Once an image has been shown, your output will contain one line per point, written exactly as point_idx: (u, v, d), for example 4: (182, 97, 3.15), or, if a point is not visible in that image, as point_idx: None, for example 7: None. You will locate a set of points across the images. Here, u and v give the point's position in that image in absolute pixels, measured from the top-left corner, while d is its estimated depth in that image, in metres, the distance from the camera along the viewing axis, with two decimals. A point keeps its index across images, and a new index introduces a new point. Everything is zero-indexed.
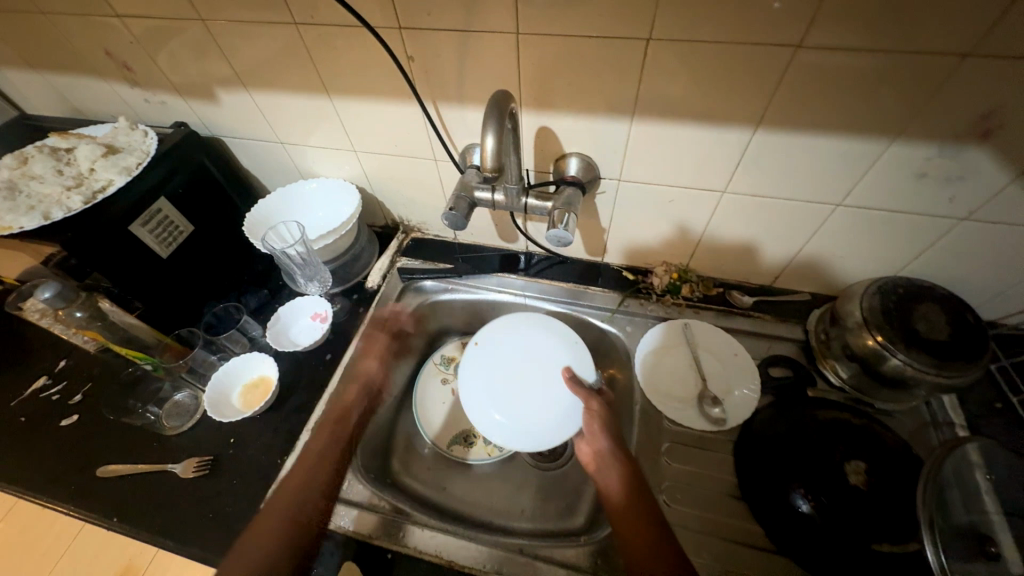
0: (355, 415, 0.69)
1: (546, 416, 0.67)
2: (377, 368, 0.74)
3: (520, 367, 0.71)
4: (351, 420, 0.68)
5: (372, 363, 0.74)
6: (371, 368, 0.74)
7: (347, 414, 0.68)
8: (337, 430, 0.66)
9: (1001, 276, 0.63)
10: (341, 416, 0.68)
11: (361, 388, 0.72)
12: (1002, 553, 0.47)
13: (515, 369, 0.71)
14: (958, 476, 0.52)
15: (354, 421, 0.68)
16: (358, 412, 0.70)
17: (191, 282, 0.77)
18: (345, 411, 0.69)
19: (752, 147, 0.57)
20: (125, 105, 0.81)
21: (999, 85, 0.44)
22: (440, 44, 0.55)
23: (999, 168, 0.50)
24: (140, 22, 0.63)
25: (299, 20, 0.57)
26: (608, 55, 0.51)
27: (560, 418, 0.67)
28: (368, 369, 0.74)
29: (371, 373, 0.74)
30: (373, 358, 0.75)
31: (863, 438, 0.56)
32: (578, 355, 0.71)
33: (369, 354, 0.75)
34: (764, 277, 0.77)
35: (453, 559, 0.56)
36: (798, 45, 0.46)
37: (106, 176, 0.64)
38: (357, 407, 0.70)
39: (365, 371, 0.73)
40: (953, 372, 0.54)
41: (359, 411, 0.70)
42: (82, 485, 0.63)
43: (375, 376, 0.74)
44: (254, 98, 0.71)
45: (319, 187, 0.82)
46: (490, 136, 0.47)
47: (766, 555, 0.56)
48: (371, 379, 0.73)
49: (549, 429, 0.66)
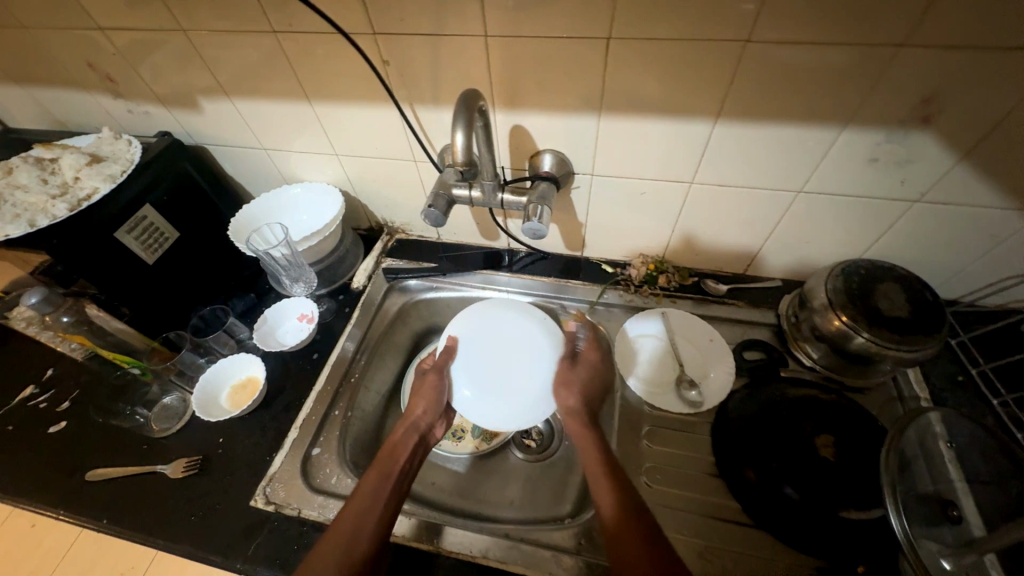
0: (406, 457, 0.62)
1: (527, 391, 0.69)
2: (426, 410, 0.67)
3: (497, 344, 0.71)
4: (402, 461, 0.61)
5: (420, 403, 0.68)
6: (420, 412, 0.67)
7: (395, 454, 0.62)
8: (383, 467, 0.60)
9: (956, 255, 0.66)
10: (389, 455, 0.61)
11: (409, 430, 0.65)
12: (963, 516, 0.50)
13: (491, 350, 0.71)
14: (923, 444, 0.54)
15: (404, 462, 0.61)
16: (410, 454, 0.63)
17: (179, 287, 0.79)
18: (393, 451, 0.62)
19: (714, 139, 0.59)
20: (108, 116, 0.82)
21: (934, 73, 0.47)
22: (413, 48, 0.58)
23: (943, 150, 0.54)
24: (122, 35, 0.65)
25: (277, 29, 0.59)
26: (572, 55, 0.54)
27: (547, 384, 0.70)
28: (416, 411, 0.67)
29: (420, 416, 0.67)
30: (422, 399, 0.68)
31: (829, 412, 0.59)
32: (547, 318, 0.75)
33: (416, 396, 0.69)
34: (737, 265, 0.80)
35: (443, 546, 0.57)
36: (747, 40, 0.49)
37: (90, 184, 0.65)
38: (408, 450, 0.63)
39: (413, 411, 0.67)
40: (912, 345, 0.57)
41: (408, 453, 0.63)
42: (71, 489, 0.64)
43: (426, 419, 0.67)
44: (236, 106, 0.73)
45: (302, 191, 0.84)
46: (460, 134, 0.49)
47: (744, 529, 0.58)
48: (422, 424, 0.66)
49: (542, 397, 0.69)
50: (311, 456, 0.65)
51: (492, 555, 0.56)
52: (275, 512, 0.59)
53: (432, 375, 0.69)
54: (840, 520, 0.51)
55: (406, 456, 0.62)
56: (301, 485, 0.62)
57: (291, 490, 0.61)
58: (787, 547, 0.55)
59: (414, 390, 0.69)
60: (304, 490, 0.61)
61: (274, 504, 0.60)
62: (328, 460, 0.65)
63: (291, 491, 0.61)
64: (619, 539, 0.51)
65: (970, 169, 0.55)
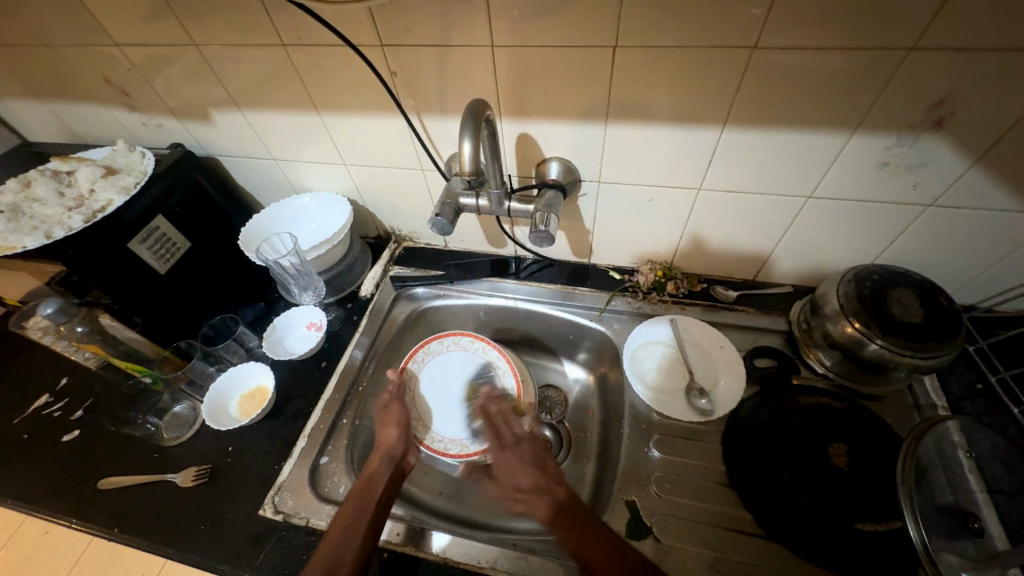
0: (380, 489, 0.58)
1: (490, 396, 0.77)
2: (399, 437, 0.65)
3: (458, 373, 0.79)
4: (376, 494, 0.58)
5: (391, 431, 0.66)
6: (392, 437, 0.65)
7: (371, 483, 0.59)
8: (359, 495, 0.57)
9: (972, 259, 0.64)
10: (364, 486, 0.58)
11: (383, 458, 0.62)
12: (985, 529, 0.48)
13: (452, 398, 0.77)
14: (943, 453, 0.53)
15: (378, 493, 0.58)
16: (384, 481, 0.60)
17: (190, 297, 0.80)
18: (369, 480, 0.59)
19: (721, 145, 0.59)
20: (123, 129, 0.84)
21: (948, 76, 0.47)
22: (420, 59, 0.58)
23: (956, 154, 0.53)
24: (137, 50, 0.67)
25: (287, 42, 0.60)
26: (577, 62, 0.54)
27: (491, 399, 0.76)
28: (388, 439, 0.65)
29: (393, 444, 0.64)
30: (392, 425, 0.67)
31: (844, 421, 0.58)
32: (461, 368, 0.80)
33: (386, 422, 0.67)
34: (746, 271, 0.79)
35: (448, 556, 0.57)
36: (754, 46, 0.48)
37: (105, 197, 0.66)
38: (383, 480, 0.60)
39: (386, 440, 0.65)
40: (926, 353, 0.56)
41: (384, 483, 0.59)
42: (84, 497, 0.64)
43: (399, 446, 0.64)
44: (247, 117, 0.74)
45: (312, 201, 0.85)
46: (466, 144, 0.50)
47: (757, 541, 0.56)
48: (396, 453, 0.63)
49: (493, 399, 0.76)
50: (320, 465, 0.66)
51: (499, 566, 0.55)
52: (283, 521, 0.59)
53: (395, 403, 0.69)
54: (855, 531, 0.51)
55: (383, 484, 0.59)
56: (310, 495, 0.62)
57: (300, 499, 0.61)
58: (801, 559, 0.54)
59: (381, 421, 0.68)
60: (312, 498, 0.61)
61: (283, 513, 0.60)
62: (335, 469, 0.65)
63: (299, 501, 0.61)
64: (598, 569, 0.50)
65: (984, 173, 0.54)
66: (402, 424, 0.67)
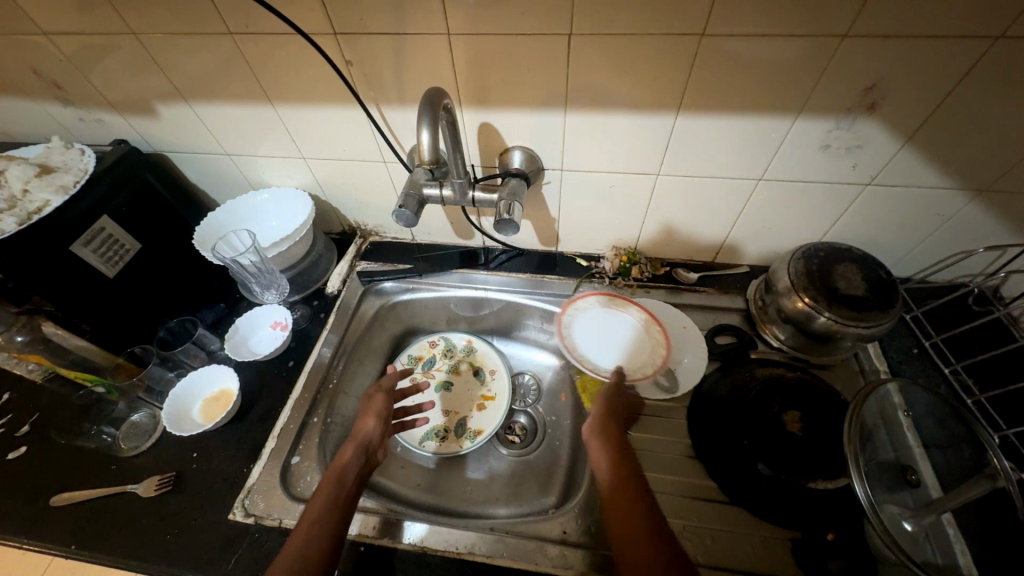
0: (352, 479, 0.58)
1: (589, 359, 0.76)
2: (376, 427, 0.66)
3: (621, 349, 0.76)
4: (348, 484, 0.57)
5: (368, 421, 0.67)
6: (369, 427, 0.66)
7: (344, 474, 0.58)
8: (334, 485, 0.57)
9: (906, 234, 0.69)
10: (338, 477, 0.58)
11: (358, 449, 0.63)
12: (920, 478, 0.53)
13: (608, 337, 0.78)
14: (883, 413, 0.57)
15: (351, 483, 0.58)
16: (356, 473, 0.60)
17: (144, 301, 0.76)
18: (342, 471, 0.59)
19: (677, 130, 0.61)
20: (58, 124, 0.78)
21: (878, 60, 0.50)
22: (376, 47, 0.57)
23: (889, 135, 0.57)
24: (68, 39, 0.63)
25: (234, 30, 0.58)
26: (534, 50, 0.55)
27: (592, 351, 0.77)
28: (366, 429, 0.66)
29: (369, 435, 0.65)
30: (371, 416, 0.67)
31: (798, 389, 0.62)
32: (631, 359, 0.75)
33: (365, 412, 0.68)
34: (705, 254, 0.82)
35: (426, 545, 0.57)
36: (702, 33, 0.50)
37: (41, 197, 0.62)
38: (354, 471, 0.60)
39: (362, 430, 0.65)
40: (868, 322, 0.60)
41: (355, 473, 0.59)
42: (35, 515, 0.61)
43: (375, 436, 0.65)
44: (195, 110, 0.70)
45: (270, 197, 0.82)
46: (425, 132, 0.50)
47: (721, 507, 0.60)
48: (370, 443, 0.64)
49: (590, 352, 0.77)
50: (291, 465, 0.64)
51: (477, 550, 0.56)
52: (254, 524, 0.58)
53: (378, 394, 0.70)
54: (809, 491, 0.55)
55: (355, 475, 0.59)
56: (282, 495, 0.61)
57: (272, 500, 0.60)
58: (761, 519, 0.58)
59: (363, 410, 0.69)
60: (284, 499, 0.60)
61: (254, 516, 0.59)
62: (307, 468, 0.64)
63: (270, 502, 0.60)
64: (613, 497, 0.54)
65: (913, 153, 0.58)
66: (380, 416, 0.68)
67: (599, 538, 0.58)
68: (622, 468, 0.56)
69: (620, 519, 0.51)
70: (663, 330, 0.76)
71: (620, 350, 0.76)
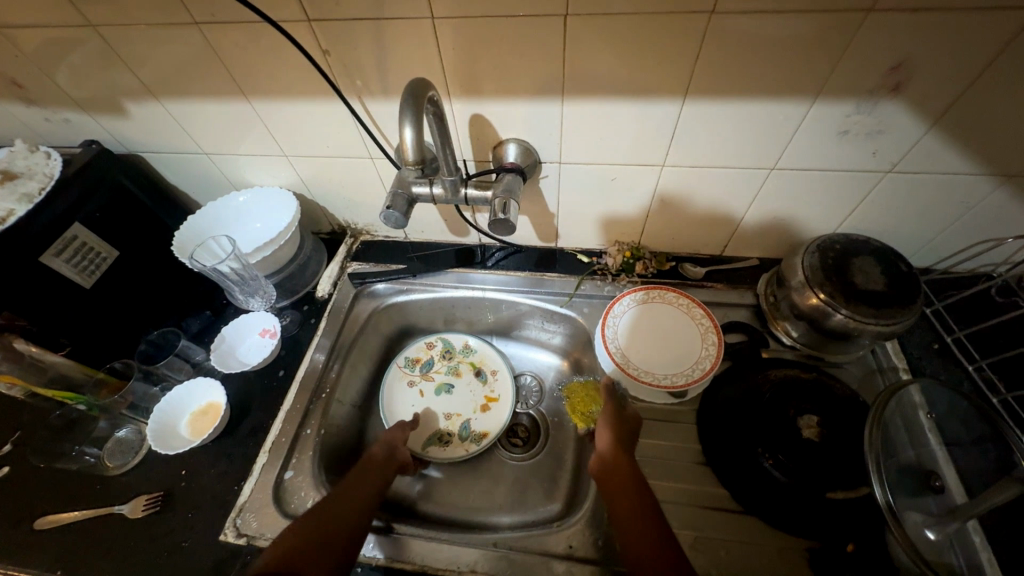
0: (378, 468, 0.60)
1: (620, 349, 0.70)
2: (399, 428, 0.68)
3: (663, 358, 0.69)
4: (374, 473, 0.59)
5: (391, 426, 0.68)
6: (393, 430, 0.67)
7: (370, 465, 0.60)
8: (355, 476, 0.57)
9: (927, 223, 0.65)
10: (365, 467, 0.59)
11: (383, 446, 0.64)
12: (945, 486, 0.50)
13: (650, 339, 0.71)
14: (907, 418, 0.55)
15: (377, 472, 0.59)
16: (383, 464, 0.61)
17: (122, 310, 0.73)
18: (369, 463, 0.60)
19: (683, 118, 0.57)
20: (25, 126, 0.74)
21: (906, 37, 0.45)
22: (355, 35, 0.53)
23: (913, 119, 0.52)
24: (24, 34, 0.58)
25: (199, 20, 0.53)
26: (527, 35, 0.50)
27: (625, 342, 0.71)
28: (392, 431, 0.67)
29: (393, 434, 0.66)
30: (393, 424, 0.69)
31: (816, 391, 0.60)
32: (671, 369, 0.67)
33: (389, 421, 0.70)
34: (713, 247, 0.78)
35: (424, 564, 0.54)
36: (711, 11, 0.45)
37: (4, 206, 0.59)
38: (380, 463, 0.61)
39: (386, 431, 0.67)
40: (887, 320, 0.57)
41: (381, 465, 0.61)
42: (17, 541, 0.58)
43: (398, 437, 0.66)
44: (167, 108, 0.66)
45: (252, 198, 0.78)
46: (407, 129, 0.46)
47: (734, 517, 0.56)
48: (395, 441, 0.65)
49: (622, 341, 0.71)
50: (284, 480, 0.62)
51: (479, 568, 0.54)
52: (247, 544, 0.56)
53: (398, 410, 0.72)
54: (828, 500, 0.53)
55: (380, 466, 0.60)
56: (274, 514, 0.58)
57: (265, 517, 0.58)
58: (777, 531, 0.55)
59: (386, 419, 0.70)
60: (278, 518, 0.58)
61: (247, 536, 0.56)
62: (302, 483, 0.62)
63: (263, 521, 0.58)
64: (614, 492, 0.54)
65: (940, 137, 0.54)
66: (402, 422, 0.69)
67: (607, 552, 0.55)
68: (623, 454, 0.58)
69: (618, 503, 0.53)
70: (719, 348, 0.66)
71: (661, 357, 0.69)
